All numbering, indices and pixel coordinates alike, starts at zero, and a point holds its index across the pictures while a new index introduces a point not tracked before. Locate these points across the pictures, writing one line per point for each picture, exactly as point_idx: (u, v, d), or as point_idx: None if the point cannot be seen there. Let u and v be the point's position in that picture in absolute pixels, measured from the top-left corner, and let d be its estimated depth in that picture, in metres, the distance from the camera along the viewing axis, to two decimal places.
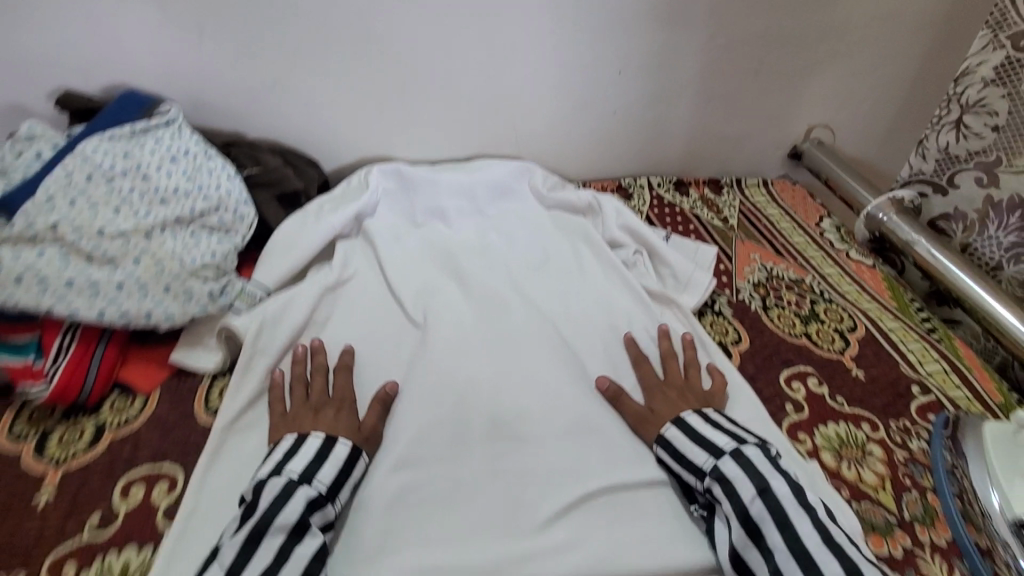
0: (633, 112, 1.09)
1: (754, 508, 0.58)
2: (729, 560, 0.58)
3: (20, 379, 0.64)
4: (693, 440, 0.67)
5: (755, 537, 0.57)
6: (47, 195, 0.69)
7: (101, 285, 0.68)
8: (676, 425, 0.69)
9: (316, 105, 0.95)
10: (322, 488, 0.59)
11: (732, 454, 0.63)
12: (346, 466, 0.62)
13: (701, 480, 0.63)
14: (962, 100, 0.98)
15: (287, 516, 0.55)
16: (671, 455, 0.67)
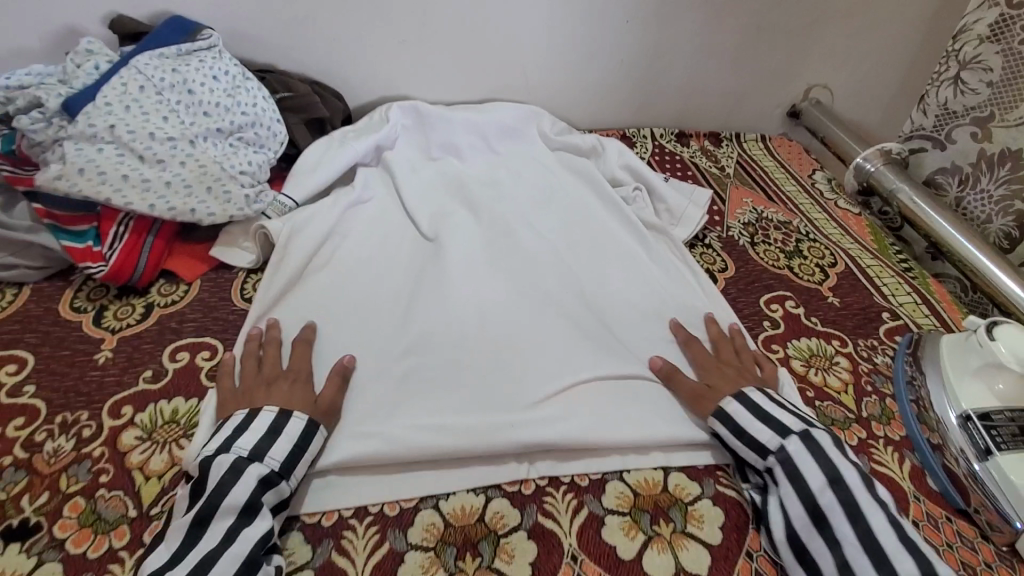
0: (640, 63, 1.15)
1: (823, 498, 0.57)
2: (785, 542, 0.57)
3: (81, 260, 0.74)
4: (755, 416, 0.64)
5: (819, 524, 0.56)
6: (104, 99, 0.77)
7: (152, 181, 0.76)
8: (737, 399, 0.66)
9: (341, 39, 1.01)
10: (273, 466, 0.56)
11: (801, 435, 0.61)
12: (302, 441, 0.58)
13: (763, 458, 0.61)
14: (960, 57, 1.02)
15: (238, 495, 0.52)
16: (729, 432, 0.64)
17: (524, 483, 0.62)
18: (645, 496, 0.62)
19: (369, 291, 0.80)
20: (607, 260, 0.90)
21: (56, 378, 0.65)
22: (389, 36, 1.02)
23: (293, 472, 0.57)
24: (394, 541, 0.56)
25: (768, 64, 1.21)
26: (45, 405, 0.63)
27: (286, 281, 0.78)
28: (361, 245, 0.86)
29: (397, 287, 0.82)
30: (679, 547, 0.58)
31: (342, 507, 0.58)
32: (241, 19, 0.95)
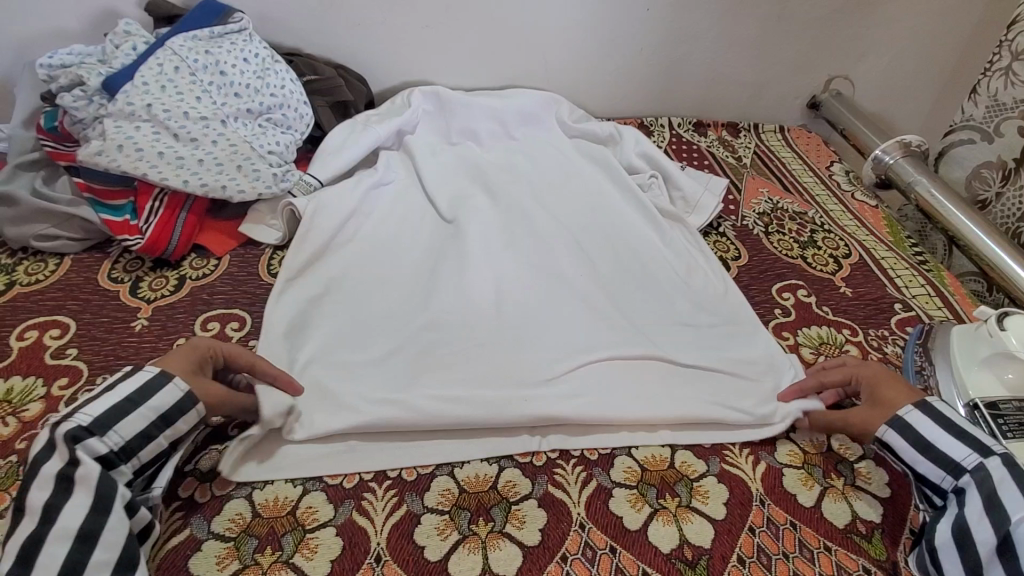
0: (660, 51, 1.16)
1: (1018, 530, 0.50)
2: (960, 564, 0.51)
3: (119, 232, 0.77)
4: (949, 431, 0.58)
5: (1005, 555, 0.50)
6: (142, 80, 0.81)
7: (186, 159, 0.79)
8: (920, 408, 0.60)
9: (367, 25, 1.03)
10: (87, 427, 0.49)
11: (1007, 462, 0.54)
12: (134, 394, 0.53)
13: (953, 476, 0.56)
14: (1013, 47, 1.02)
15: (50, 466, 0.46)
16: (910, 444, 0.59)
17: (536, 454, 0.63)
18: (653, 472, 0.62)
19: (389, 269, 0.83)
20: (623, 245, 0.92)
21: (96, 343, 0.69)
22: (413, 22, 1.04)
23: (123, 429, 0.51)
24: (411, 503, 0.57)
25: (790, 54, 1.21)
26: (85, 367, 0.66)
27: (305, 259, 0.81)
28: (383, 225, 0.89)
29: (416, 267, 0.84)
30: (685, 521, 0.58)
31: (363, 470, 0.59)
32: (270, 3, 0.98)
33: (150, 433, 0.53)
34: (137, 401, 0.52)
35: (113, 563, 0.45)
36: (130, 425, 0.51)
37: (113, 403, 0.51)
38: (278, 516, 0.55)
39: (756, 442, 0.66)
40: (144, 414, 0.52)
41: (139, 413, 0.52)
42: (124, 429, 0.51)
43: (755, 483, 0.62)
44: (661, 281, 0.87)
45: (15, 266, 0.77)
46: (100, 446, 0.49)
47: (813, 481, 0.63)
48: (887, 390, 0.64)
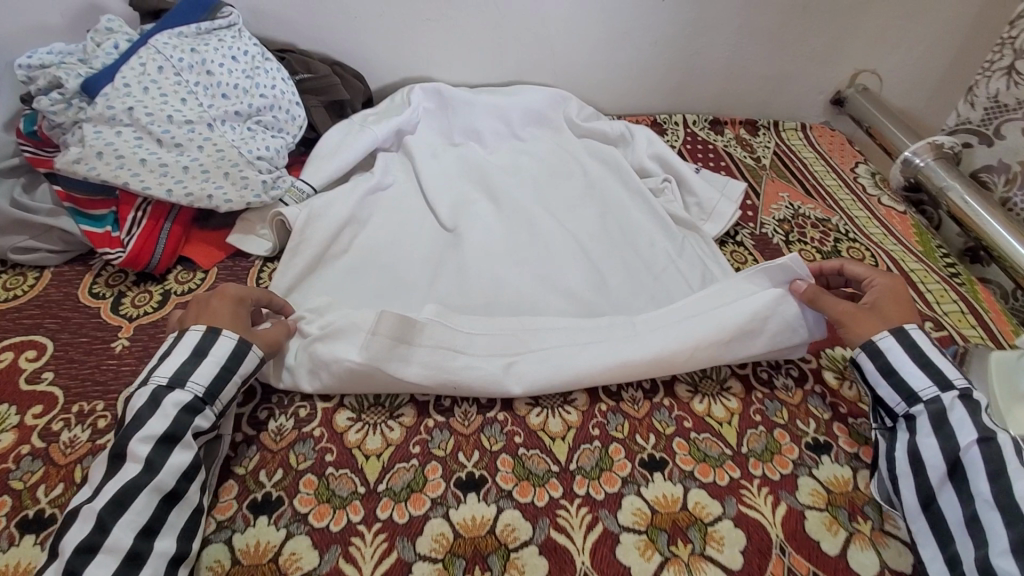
0: (674, 44, 1.08)
1: (967, 454, 0.56)
2: (918, 492, 0.57)
3: (100, 245, 0.73)
4: (916, 362, 0.62)
5: (955, 477, 0.56)
6: (123, 81, 0.76)
7: (169, 165, 0.75)
8: (894, 335, 0.64)
9: (362, 19, 0.97)
10: (201, 397, 0.57)
11: (961, 394, 0.59)
12: (228, 363, 0.59)
13: (907, 403, 0.61)
14: (1016, 44, 0.93)
15: (156, 424, 0.53)
16: (877, 368, 0.63)
17: (539, 494, 0.58)
18: (664, 515, 0.57)
19: (382, 284, 0.78)
20: (634, 255, 0.87)
21: (72, 366, 0.65)
22: (413, 14, 0.98)
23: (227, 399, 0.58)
24: (402, 550, 0.53)
25: (816, 47, 1.13)
26: (61, 393, 0.62)
27: (297, 272, 0.76)
28: (379, 233, 0.85)
29: (415, 281, 0.79)
30: (697, 571, 0.54)
31: (352, 512, 0.55)
32: None
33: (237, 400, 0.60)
34: (230, 369, 0.59)
35: (179, 529, 0.51)
36: (228, 392, 0.58)
37: (214, 370, 0.58)
38: (259, 563, 0.51)
39: (776, 480, 0.61)
40: (237, 382, 0.59)
41: (233, 383, 0.59)
42: (225, 396, 0.58)
43: (775, 528, 0.57)
44: (675, 297, 0.81)
45: None
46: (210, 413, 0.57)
47: (838, 526, 0.58)
48: (889, 305, 0.67)
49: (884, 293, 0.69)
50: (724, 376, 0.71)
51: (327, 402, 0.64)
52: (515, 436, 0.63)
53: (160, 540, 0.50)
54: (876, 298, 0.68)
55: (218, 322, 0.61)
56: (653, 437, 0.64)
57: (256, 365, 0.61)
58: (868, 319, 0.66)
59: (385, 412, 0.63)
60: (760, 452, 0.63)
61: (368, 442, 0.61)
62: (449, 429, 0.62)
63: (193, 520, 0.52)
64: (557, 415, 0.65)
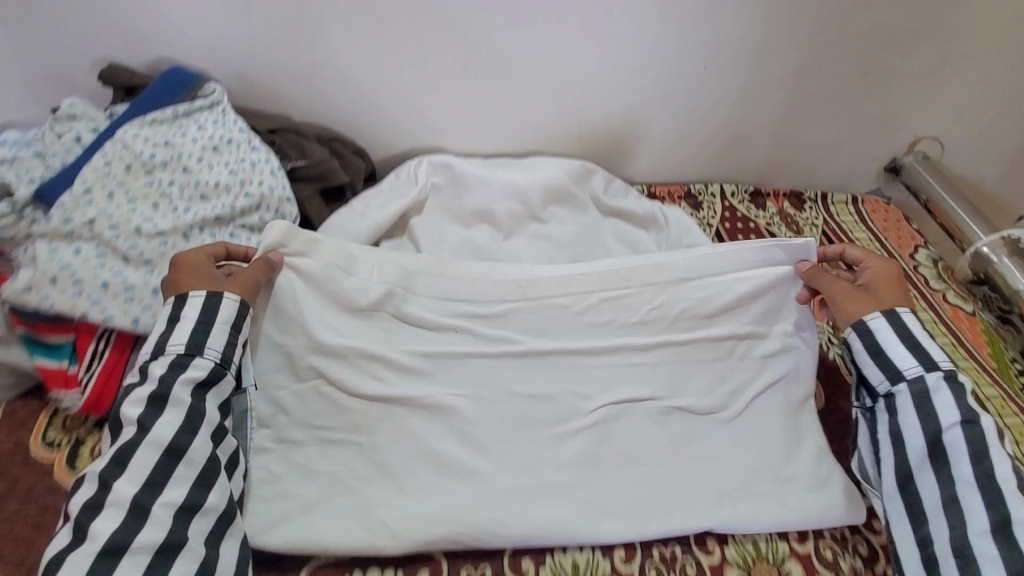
0: (716, 113, 0.97)
1: (950, 435, 0.61)
2: (896, 475, 0.63)
3: (54, 384, 0.63)
4: (905, 344, 0.66)
5: (936, 459, 0.61)
6: (84, 186, 0.65)
7: (137, 288, 0.64)
8: (886, 317, 0.68)
9: (366, 89, 0.86)
10: (186, 352, 0.59)
11: (947, 375, 0.64)
12: (209, 314, 0.61)
13: (892, 382, 0.66)
14: None
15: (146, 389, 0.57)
16: (865, 347, 0.67)
17: None
18: None
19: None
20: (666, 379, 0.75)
21: (19, 554, 0.55)
22: (424, 83, 0.87)
23: (214, 345, 0.60)
24: None
25: (873, 113, 1.01)
26: None
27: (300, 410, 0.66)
28: None
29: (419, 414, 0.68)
30: None
31: None
32: (251, 66, 0.82)
33: (233, 342, 0.62)
34: (209, 320, 0.61)
35: None
36: (217, 340, 0.60)
37: (192, 328, 0.60)
38: None
39: None
40: (223, 328, 0.61)
41: (217, 329, 0.61)
42: (213, 344, 0.60)
43: None
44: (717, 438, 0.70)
45: None
46: (202, 362, 0.59)
47: None
48: (877, 293, 0.70)
49: (882, 274, 0.72)
50: (781, 557, 0.65)
51: None
52: None
53: (170, 491, 0.53)
54: (873, 279, 0.72)
55: (190, 284, 0.62)
56: None
57: (239, 310, 0.63)
58: (859, 300, 0.70)
59: None
60: None
61: None
62: None
63: (211, 468, 0.56)
64: None
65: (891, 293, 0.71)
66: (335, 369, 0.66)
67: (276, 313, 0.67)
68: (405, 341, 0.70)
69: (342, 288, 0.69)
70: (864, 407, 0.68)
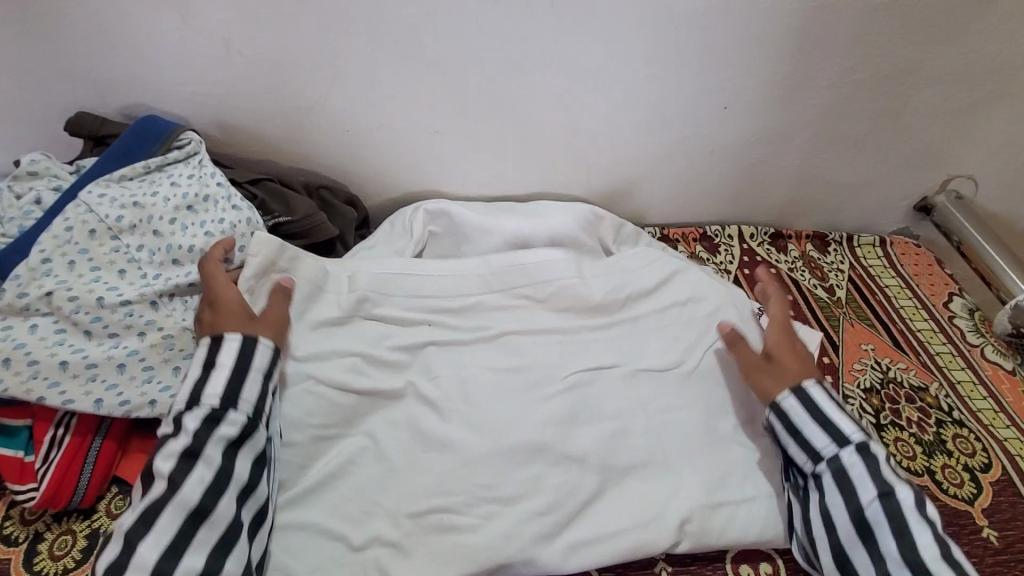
0: (733, 155, 0.90)
1: (870, 510, 0.57)
2: (831, 558, 0.59)
3: (7, 475, 0.57)
4: (816, 420, 0.63)
5: (864, 537, 0.57)
6: (42, 255, 0.59)
7: (99, 367, 0.58)
8: (795, 395, 0.65)
9: (359, 133, 0.80)
10: (219, 405, 0.55)
11: (858, 447, 0.61)
12: (243, 361, 0.58)
13: (812, 461, 0.63)
14: None
15: (177, 443, 0.53)
16: (784, 427, 0.65)
17: None
18: None
19: (367, 507, 0.61)
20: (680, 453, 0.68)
21: None
22: (419, 126, 0.81)
23: (248, 395, 0.57)
24: None
25: (904, 151, 0.93)
26: None
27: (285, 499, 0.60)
28: None
29: (413, 502, 0.61)
30: None
31: None
32: (234, 112, 0.76)
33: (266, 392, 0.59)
34: (244, 366, 0.58)
35: None
36: (250, 389, 0.57)
37: (227, 375, 0.56)
38: None
39: None
40: (256, 377, 0.58)
41: (251, 377, 0.58)
42: (247, 393, 0.57)
43: None
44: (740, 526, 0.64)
45: None
46: (235, 416, 0.55)
47: None
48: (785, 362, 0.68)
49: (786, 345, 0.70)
50: None
51: None
52: None
53: (188, 556, 0.49)
54: (779, 351, 0.70)
55: (222, 325, 0.59)
56: None
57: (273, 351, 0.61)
58: (771, 376, 0.68)
59: None
60: None
61: None
62: None
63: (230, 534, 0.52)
64: None
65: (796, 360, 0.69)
66: (326, 372, 0.68)
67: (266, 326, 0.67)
68: (382, 336, 0.73)
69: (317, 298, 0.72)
70: (797, 485, 0.66)
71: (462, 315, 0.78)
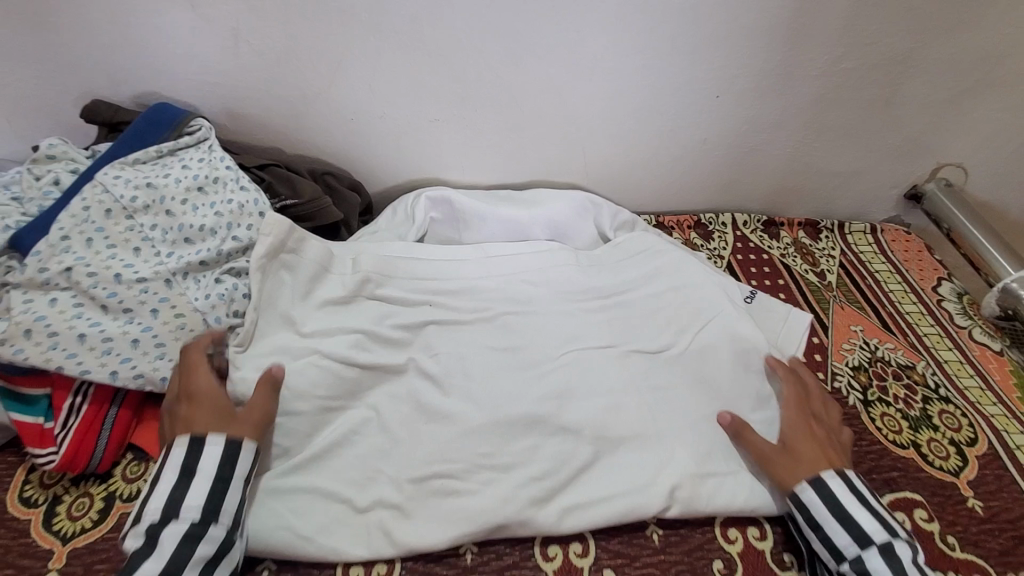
0: (725, 143, 0.93)
1: None
2: None
3: (28, 440, 0.60)
4: (838, 517, 0.60)
5: None
6: (60, 232, 0.62)
7: (115, 340, 0.61)
8: (813, 487, 0.62)
9: (362, 120, 0.83)
10: (199, 520, 0.54)
11: (882, 549, 0.57)
12: (223, 470, 0.56)
13: (835, 561, 0.59)
14: None
15: (154, 560, 0.51)
16: (805, 520, 0.61)
17: None
18: None
19: (370, 472, 0.63)
20: (669, 425, 0.70)
21: None
22: (420, 115, 0.84)
23: (229, 505, 0.55)
24: None
25: (894, 140, 0.96)
26: None
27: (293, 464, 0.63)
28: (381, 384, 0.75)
29: (414, 468, 0.64)
30: None
31: None
32: (242, 101, 0.79)
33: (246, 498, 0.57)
34: (227, 476, 0.56)
35: None
36: (232, 499, 0.56)
37: (208, 485, 0.55)
38: None
39: None
40: (238, 484, 0.57)
41: (233, 485, 0.56)
42: (228, 506, 0.55)
43: None
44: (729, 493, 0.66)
45: None
46: (215, 531, 0.54)
47: None
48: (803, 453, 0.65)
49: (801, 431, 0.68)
50: None
51: None
52: None
53: None
54: (793, 439, 0.67)
55: (205, 425, 0.58)
56: None
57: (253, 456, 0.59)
58: (785, 461, 0.65)
59: None
60: None
61: None
62: None
63: None
64: None
65: (814, 452, 0.65)
66: (331, 346, 0.70)
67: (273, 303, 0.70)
68: (386, 314, 0.76)
69: (322, 275, 0.75)
70: None
71: (464, 294, 0.81)
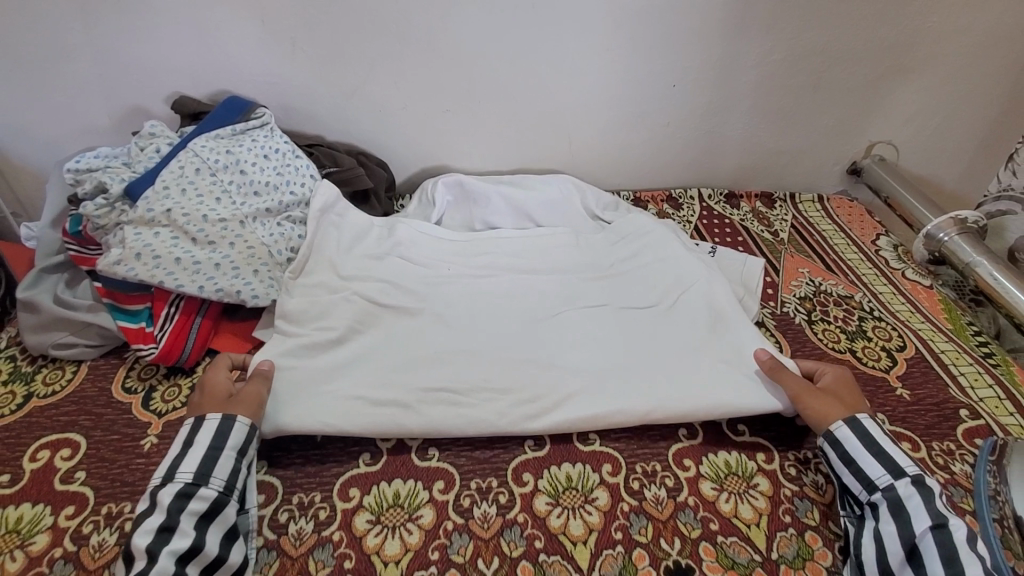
0: (686, 128, 1.12)
1: (924, 541, 0.58)
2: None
3: (134, 340, 0.77)
4: (874, 450, 0.65)
5: (913, 562, 0.58)
6: (162, 184, 0.81)
7: (202, 263, 0.78)
8: (847, 425, 0.68)
9: (388, 110, 1.03)
10: (192, 481, 0.60)
11: (914, 479, 0.62)
12: (216, 440, 0.63)
13: (868, 492, 0.64)
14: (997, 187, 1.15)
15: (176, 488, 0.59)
16: (838, 455, 0.67)
17: None
18: None
19: (389, 369, 0.76)
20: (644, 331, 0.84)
21: (104, 466, 0.67)
22: (435, 105, 1.03)
23: (220, 474, 0.61)
24: None
25: (828, 121, 1.15)
26: (93, 493, 0.65)
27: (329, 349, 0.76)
28: None
29: (432, 362, 0.77)
30: None
31: None
32: (294, 95, 0.99)
33: (238, 469, 0.63)
34: (219, 446, 0.63)
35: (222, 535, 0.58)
36: (223, 469, 0.62)
37: (201, 454, 0.62)
38: None
39: None
40: (230, 455, 0.63)
41: (225, 455, 0.62)
42: (218, 473, 0.61)
43: None
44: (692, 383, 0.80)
45: (34, 376, 0.77)
46: (207, 491, 0.59)
47: None
48: (842, 394, 0.73)
49: (838, 379, 0.75)
50: (750, 472, 0.71)
51: (347, 502, 0.66)
52: (536, 541, 0.63)
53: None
54: (828, 385, 0.75)
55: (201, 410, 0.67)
56: (678, 541, 0.64)
57: (245, 433, 0.65)
58: (822, 401, 0.72)
59: (403, 513, 0.65)
60: (791, 558, 0.63)
61: (386, 547, 0.62)
62: (468, 532, 0.63)
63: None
64: (577, 517, 0.65)
65: (853, 397, 0.74)
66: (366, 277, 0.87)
67: (320, 245, 0.88)
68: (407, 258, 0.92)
69: (356, 226, 0.93)
70: (854, 515, 0.65)
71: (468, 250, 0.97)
